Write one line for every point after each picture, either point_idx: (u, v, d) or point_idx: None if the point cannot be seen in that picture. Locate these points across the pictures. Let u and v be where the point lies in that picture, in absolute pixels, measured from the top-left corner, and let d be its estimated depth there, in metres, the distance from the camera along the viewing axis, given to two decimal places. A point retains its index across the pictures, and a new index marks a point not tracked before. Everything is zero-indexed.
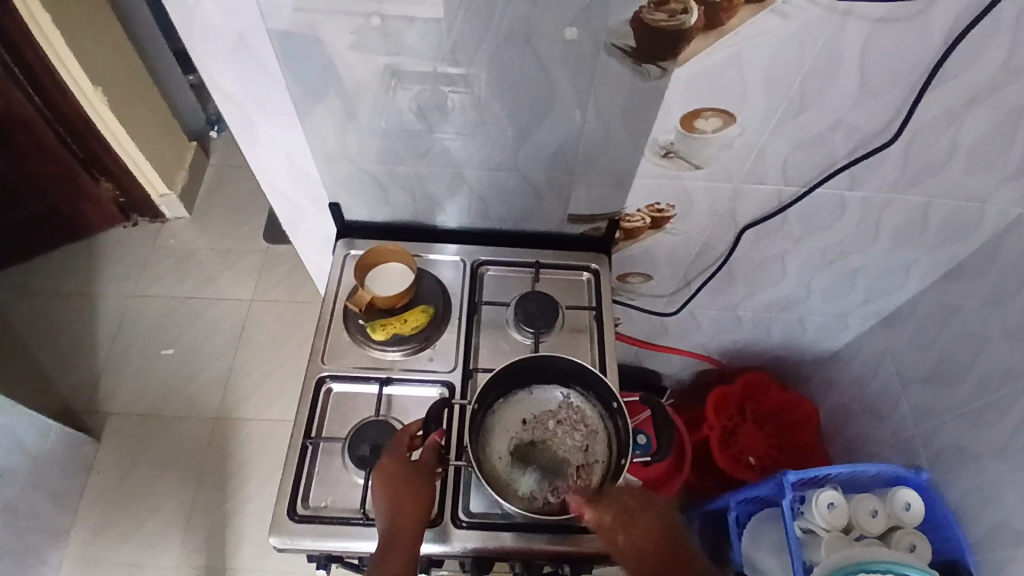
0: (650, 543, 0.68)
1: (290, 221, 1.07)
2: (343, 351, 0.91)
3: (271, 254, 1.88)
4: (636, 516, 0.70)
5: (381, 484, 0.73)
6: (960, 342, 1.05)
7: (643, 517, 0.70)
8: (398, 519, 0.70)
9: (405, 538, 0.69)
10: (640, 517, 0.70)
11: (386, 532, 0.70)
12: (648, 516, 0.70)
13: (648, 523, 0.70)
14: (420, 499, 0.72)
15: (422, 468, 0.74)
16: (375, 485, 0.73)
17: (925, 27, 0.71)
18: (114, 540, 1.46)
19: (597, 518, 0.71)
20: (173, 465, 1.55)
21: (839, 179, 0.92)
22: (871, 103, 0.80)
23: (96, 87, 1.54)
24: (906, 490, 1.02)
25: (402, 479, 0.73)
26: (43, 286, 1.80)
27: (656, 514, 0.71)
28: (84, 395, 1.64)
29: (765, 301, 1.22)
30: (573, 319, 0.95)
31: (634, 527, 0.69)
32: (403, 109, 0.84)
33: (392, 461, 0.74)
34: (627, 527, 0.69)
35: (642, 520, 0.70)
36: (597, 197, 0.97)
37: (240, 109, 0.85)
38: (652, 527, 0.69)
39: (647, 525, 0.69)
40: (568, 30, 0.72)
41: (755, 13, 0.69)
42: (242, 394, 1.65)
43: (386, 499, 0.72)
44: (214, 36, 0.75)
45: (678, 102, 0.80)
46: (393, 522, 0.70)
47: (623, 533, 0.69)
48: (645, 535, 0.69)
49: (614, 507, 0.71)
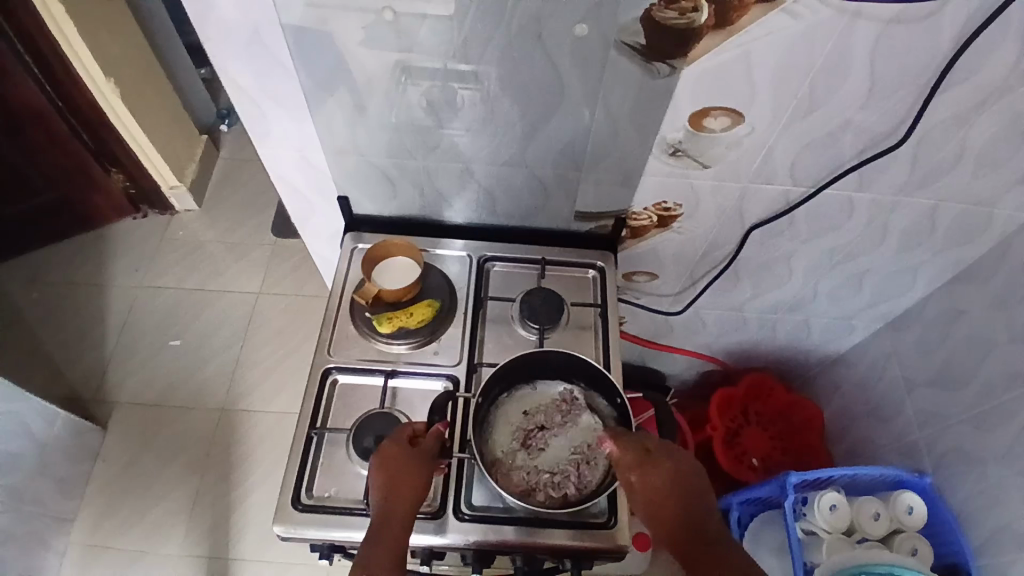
0: (664, 487, 0.69)
1: (299, 214, 1.08)
2: (349, 343, 0.92)
3: (279, 248, 1.89)
4: (657, 460, 0.71)
5: (378, 465, 0.73)
6: (966, 346, 1.04)
7: (663, 463, 0.71)
8: (392, 504, 0.71)
9: (399, 521, 0.70)
10: (660, 462, 0.71)
11: (379, 513, 0.70)
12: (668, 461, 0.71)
13: (666, 470, 0.70)
14: (417, 485, 0.73)
15: (423, 455, 0.74)
16: (373, 467, 0.74)
17: (937, 30, 0.71)
18: (119, 527, 1.48)
19: (617, 454, 0.73)
20: (177, 455, 1.56)
21: (847, 180, 0.92)
22: (880, 104, 0.80)
23: (109, 79, 1.55)
24: (909, 493, 1.03)
25: (400, 459, 0.74)
26: (53, 275, 1.82)
27: (677, 462, 0.71)
28: (91, 384, 1.65)
29: (771, 302, 1.22)
30: (578, 316, 0.96)
31: (651, 471, 0.70)
32: (413, 104, 0.84)
33: (393, 446, 0.75)
34: (645, 470, 0.71)
35: (660, 466, 0.71)
36: (604, 195, 0.97)
37: (251, 102, 0.86)
38: (670, 473, 0.70)
39: (664, 470, 0.70)
40: (578, 27, 0.72)
41: (766, 12, 0.70)
42: (248, 386, 1.66)
43: (382, 482, 0.72)
44: (227, 30, 0.76)
45: (687, 101, 0.80)
46: (386, 505, 0.71)
47: (638, 472, 0.71)
48: (660, 478, 0.70)
49: (634, 447, 0.73)
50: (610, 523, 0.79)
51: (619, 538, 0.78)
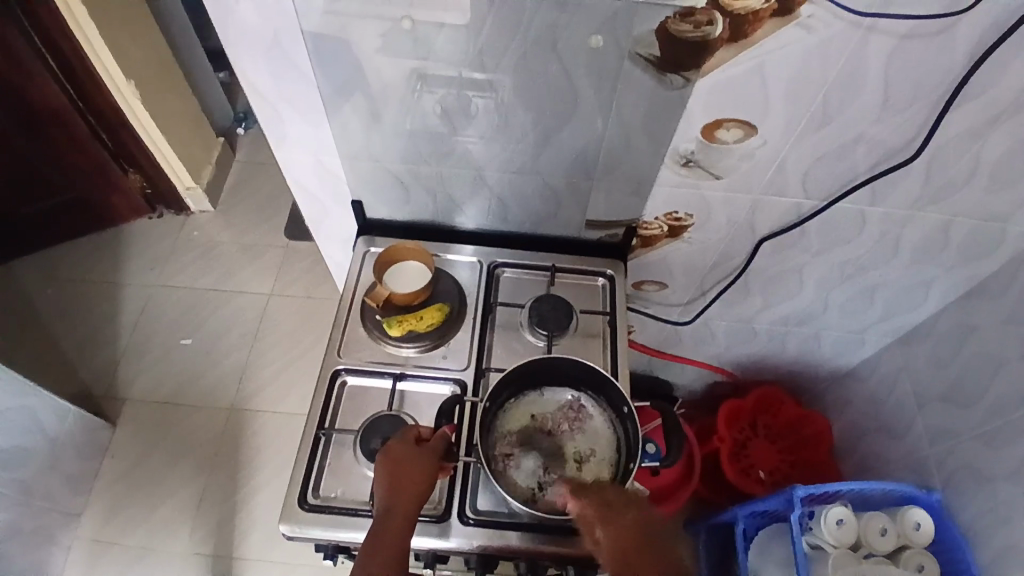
0: (623, 537, 0.68)
1: (313, 217, 1.09)
2: (359, 345, 0.93)
3: (291, 250, 1.91)
4: (617, 508, 0.71)
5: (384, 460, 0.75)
6: (977, 364, 1.03)
7: (625, 511, 0.71)
8: (395, 500, 0.71)
9: (401, 517, 0.70)
10: (618, 513, 0.70)
11: (383, 508, 0.71)
12: (629, 509, 0.71)
13: (624, 519, 0.70)
14: (421, 480, 0.73)
15: (428, 452, 0.75)
16: (378, 465, 0.75)
17: (952, 46, 0.71)
18: (126, 523, 1.49)
19: (579, 511, 0.73)
20: (186, 453, 1.58)
21: (859, 194, 0.91)
22: (894, 119, 0.80)
23: (129, 81, 1.58)
24: (917, 510, 1.02)
25: (406, 457, 0.75)
26: (70, 272, 1.85)
27: (638, 510, 0.71)
28: (103, 381, 1.68)
29: (781, 315, 1.22)
30: (587, 323, 0.96)
31: (613, 519, 0.70)
32: (428, 111, 0.86)
33: (399, 444, 0.76)
34: (608, 521, 0.70)
35: (621, 514, 0.70)
36: (614, 204, 0.98)
37: (269, 105, 0.87)
38: (632, 518, 0.70)
39: (626, 518, 0.70)
40: (593, 38, 0.73)
41: (780, 26, 0.70)
42: (257, 386, 1.67)
43: (387, 479, 0.73)
44: (249, 36, 0.77)
45: (700, 112, 0.81)
46: (391, 500, 0.71)
47: (602, 525, 0.70)
48: (622, 525, 0.69)
49: (595, 500, 0.72)
50: None
51: None
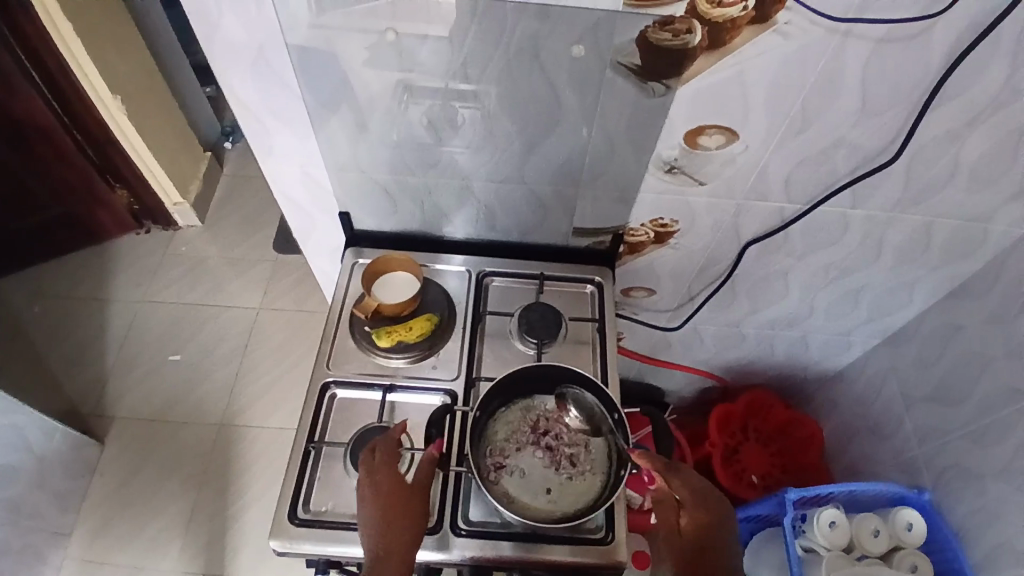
0: (703, 537, 0.72)
1: (300, 229, 1.09)
2: (348, 357, 0.92)
3: (280, 263, 1.90)
4: (705, 502, 0.74)
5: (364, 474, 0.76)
6: (963, 362, 1.05)
7: (710, 509, 0.74)
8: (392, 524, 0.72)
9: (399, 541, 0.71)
10: (705, 511, 0.73)
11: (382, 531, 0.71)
12: (714, 507, 0.74)
13: (708, 517, 0.73)
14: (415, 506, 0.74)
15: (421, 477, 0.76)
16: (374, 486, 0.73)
17: (926, 50, 0.73)
18: (114, 544, 1.46)
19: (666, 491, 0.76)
20: (175, 470, 1.56)
21: (841, 197, 0.93)
22: (873, 122, 0.82)
23: (115, 96, 1.58)
24: (908, 510, 1.03)
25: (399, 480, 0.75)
26: (56, 290, 1.83)
27: (722, 510, 0.74)
28: (90, 399, 1.65)
29: (769, 318, 1.23)
30: (576, 331, 0.96)
31: (699, 513, 0.73)
32: (414, 122, 0.86)
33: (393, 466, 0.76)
34: (693, 514, 0.73)
35: (707, 510, 0.73)
36: (601, 211, 0.98)
37: (256, 119, 0.87)
38: (714, 516, 0.73)
39: (710, 516, 0.73)
40: (575, 48, 0.74)
41: (759, 32, 0.71)
42: (246, 401, 1.66)
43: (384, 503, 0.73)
44: (235, 49, 0.78)
45: (683, 118, 0.82)
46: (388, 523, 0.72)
47: (687, 514, 0.74)
48: (704, 524, 0.73)
49: (684, 489, 0.74)
50: (608, 538, 0.79)
51: (616, 553, 0.78)
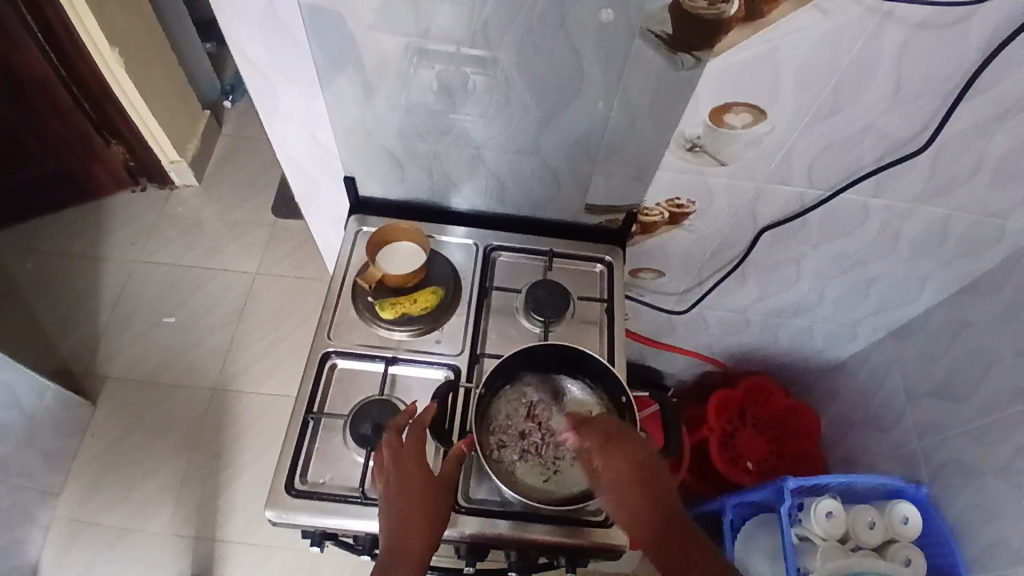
0: (621, 472, 0.69)
1: (302, 193, 1.06)
2: (349, 327, 0.90)
3: (278, 228, 1.86)
4: (617, 443, 0.71)
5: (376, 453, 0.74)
6: (970, 360, 1.03)
7: (623, 449, 0.70)
8: (406, 505, 0.69)
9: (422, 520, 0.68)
10: (618, 447, 0.70)
11: (402, 513, 0.68)
12: (627, 444, 0.70)
13: (625, 457, 0.69)
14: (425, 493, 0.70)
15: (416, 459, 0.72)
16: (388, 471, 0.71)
17: (969, 36, 0.69)
18: (103, 504, 1.46)
19: (580, 442, 0.73)
20: (167, 433, 1.54)
21: (864, 185, 0.90)
22: (906, 109, 0.78)
23: (113, 49, 1.52)
24: (906, 504, 1.03)
25: (405, 457, 0.72)
26: (48, 246, 1.79)
27: (637, 448, 0.70)
28: (82, 358, 1.63)
29: (776, 306, 1.21)
30: (583, 310, 0.94)
31: (611, 454, 0.70)
32: (425, 85, 0.82)
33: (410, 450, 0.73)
34: (606, 455, 0.70)
35: (621, 449, 0.70)
36: (615, 188, 0.95)
37: (261, 76, 0.83)
38: (629, 456, 0.69)
39: (625, 455, 0.70)
40: (603, 13, 0.70)
41: (799, 7, 0.67)
42: (242, 366, 1.64)
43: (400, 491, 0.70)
44: (241, 5, 0.73)
45: (709, 95, 0.78)
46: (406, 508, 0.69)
47: (600, 456, 0.70)
48: (619, 466, 0.69)
49: (594, 432, 0.72)
50: (608, 521, 0.78)
51: (617, 537, 0.77)
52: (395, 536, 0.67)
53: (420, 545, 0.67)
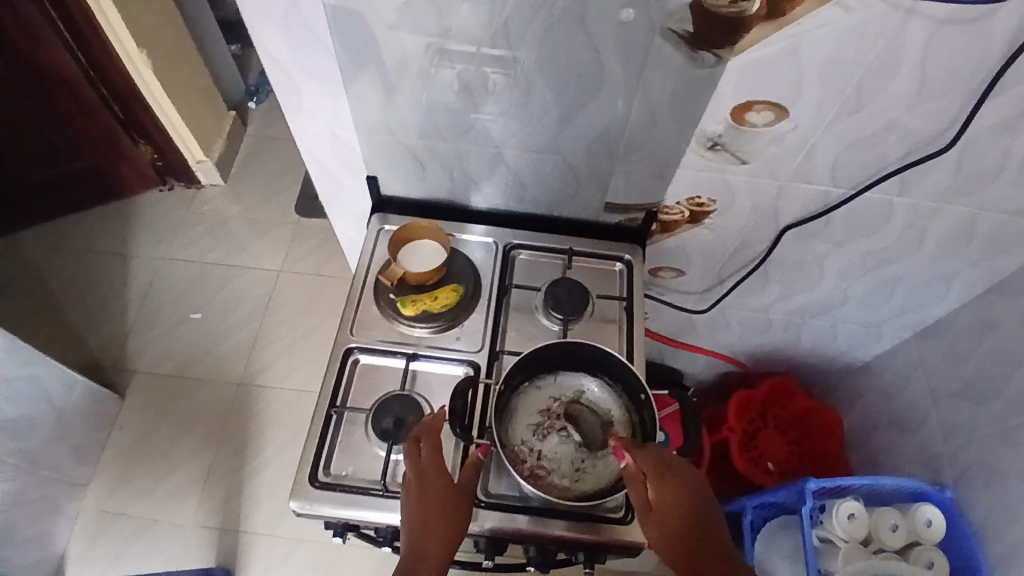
0: (678, 509, 0.68)
1: (326, 191, 1.08)
2: (371, 323, 0.91)
3: (302, 227, 1.89)
4: (672, 472, 0.70)
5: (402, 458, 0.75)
6: (997, 362, 1.01)
7: (678, 480, 0.70)
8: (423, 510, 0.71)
9: (437, 526, 0.70)
10: (676, 484, 0.69)
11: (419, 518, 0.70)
12: (682, 475, 0.70)
13: (680, 489, 0.69)
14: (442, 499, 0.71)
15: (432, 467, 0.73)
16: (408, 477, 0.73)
17: (995, 32, 0.68)
18: (132, 494, 1.50)
19: (632, 467, 0.71)
20: (193, 426, 1.58)
21: (888, 183, 0.89)
22: (932, 105, 0.77)
23: (141, 50, 1.56)
24: (929, 506, 1.01)
25: (423, 466, 0.73)
26: (80, 243, 1.85)
27: (689, 479, 0.70)
28: (113, 351, 1.68)
29: (798, 305, 1.20)
30: (603, 308, 0.94)
31: (667, 485, 0.69)
32: (446, 85, 0.83)
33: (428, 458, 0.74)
34: (661, 485, 0.69)
35: (677, 480, 0.69)
36: (634, 187, 0.95)
37: (286, 76, 0.85)
38: (683, 487, 0.69)
39: (680, 486, 0.69)
40: (623, 12, 0.70)
41: (821, 3, 0.67)
42: (265, 361, 1.67)
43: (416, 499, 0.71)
44: (267, 6, 0.75)
45: (729, 93, 0.78)
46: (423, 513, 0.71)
47: (655, 486, 0.69)
48: (673, 497, 0.69)
49: (651, 462, 0.70)
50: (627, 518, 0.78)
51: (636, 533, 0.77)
52: (412, 539, 0.69)
53: (434, 550, 0.69)
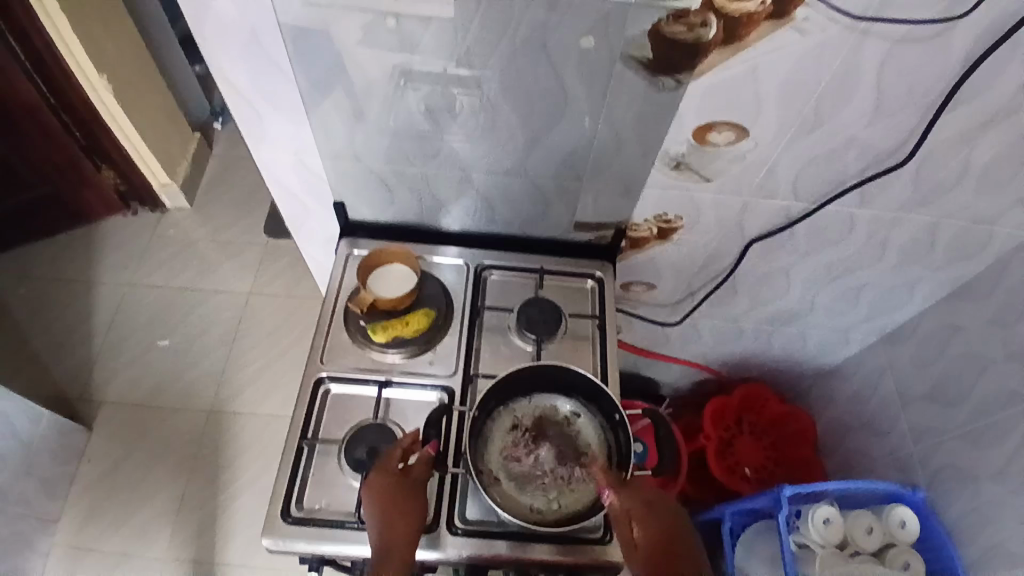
0: (663, 540, 0.68)
1: (293, 217, 1.06)
2: (342, 351, 0.90)
3: (272, 247, 1.86)
4: (657, 510, 0.71)
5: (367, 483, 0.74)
6: (961, 365, 1.04)
7: (664, 517, 0.70)
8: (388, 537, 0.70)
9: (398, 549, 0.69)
10: (659, 516, 0.70)
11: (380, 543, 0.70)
12: (668, 513, 0.70)
13: (666, 525, 0.69)
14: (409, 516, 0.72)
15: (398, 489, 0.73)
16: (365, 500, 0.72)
17: (944, 52, 0.70)
18: (103, 530, 1.45)
19: (617, 505, 0.72)
20: (165, 456, 1.54)
21: (849, 196, 0.91)
22: (887, 121, 0.79)
23: (102, 75, 1.52)
24: (902, 508, 1.03)
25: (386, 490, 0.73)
26: (41, 271, 1.79)
27: (677, 517, 0.70)
28: (78, 382, 1.62)
29: (768, 315, 1.22)
30: (575, 327, 0.95)
31: (652, 523, 0.69)
32: (412, 109, 0.83)
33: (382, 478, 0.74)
34: (646, 524, 0.69)
35: (662, 516, 0.70)
36: (603, 206, 0.96)
37: (247, 103, 0.84)
38: (669, 524, 0.69)
39: (665, 523, 0.69)
40: (584, 38, 0.71)
41: (777, 27, 0.69)
42: (238, 386, 1.64)
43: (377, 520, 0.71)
44: (226, 34, 0.74)
45: (692, 114, 0.79)
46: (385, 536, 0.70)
47: (639, 525, 0.69)
48: (660, 534, 0.68)
49: (638, 497, 0.72)
50: (605, 539, 0.78)
51: (613, 553, 0.77)
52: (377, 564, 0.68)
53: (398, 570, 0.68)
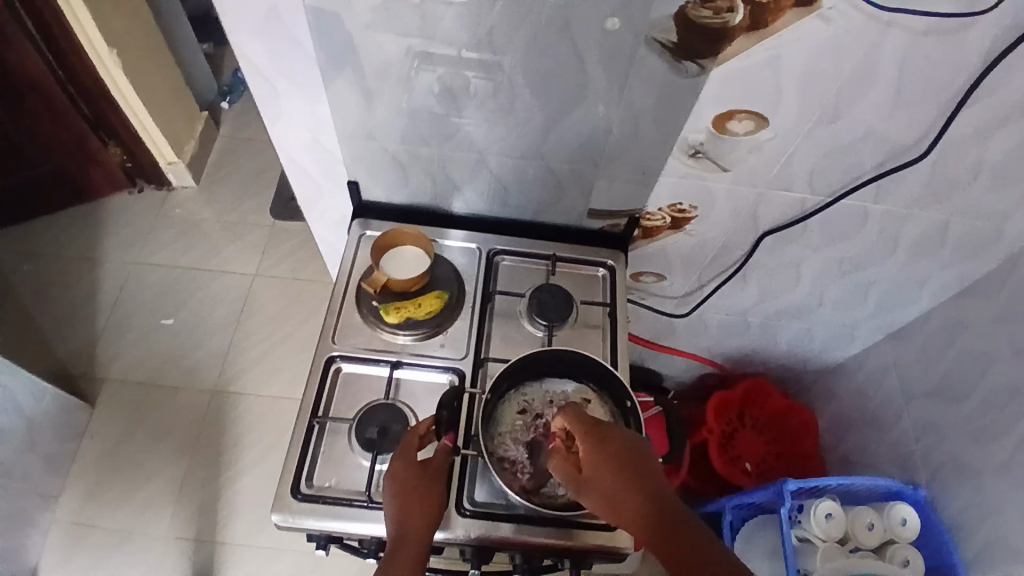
0: (607, 457, 0.65)
1: (306, 197, 1.06)
2: (353, 331, 0.90)
3: (277, 230, 1.85)
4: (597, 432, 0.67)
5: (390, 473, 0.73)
6: (967, 363, 1.04)
7: (606, 439, 0.67)
8: (407, 523, 0.70)
9: (417, 536, 0.69)
10: (606, 434, 0.67)
11: (399, 531, 0.69)
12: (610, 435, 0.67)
13: (608, 448, 0.66)
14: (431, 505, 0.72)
15: (424, 478, 0.73)
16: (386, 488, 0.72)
17: (969, 46, 0.70)
18: (103, 507, 1.45)
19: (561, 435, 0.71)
20: (166, 435, 1.54)
21: (864, 191, 0.91)
22: (907, 113, 0.79)
23: (111, 48, 1.52)
24: (903, 506, 1.05)
25: (410, 480, 0.72)
26: (45, 247, 1.78)
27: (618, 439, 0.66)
28: (81, 360, 1.62)
29: (775, 309, 1.22)
30: (586, 314, 0.95)
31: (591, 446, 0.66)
32: (429, 89, 0.82)
33: (404, 467, 0.73)
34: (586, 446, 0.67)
35: (604, 437, 0.67)
36: (617, 193, 0.96)
37: (265, 79, 0.83)
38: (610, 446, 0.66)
39: (607, 443, 0.66)
40: (609, 21, 0.71)
41: (802, 17, 0.69)
42: (241, 367, 1.64)
43: (398, 507, 0.71)
44: (247, 8, 0.73)
45: (712, 101, 0.79)
46: (405, 522, 0.70)
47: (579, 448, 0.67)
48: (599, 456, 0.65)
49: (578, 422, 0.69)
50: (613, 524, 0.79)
51: (618, 540, 0.77)
52: (398, 550, 0.67)
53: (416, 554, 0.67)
